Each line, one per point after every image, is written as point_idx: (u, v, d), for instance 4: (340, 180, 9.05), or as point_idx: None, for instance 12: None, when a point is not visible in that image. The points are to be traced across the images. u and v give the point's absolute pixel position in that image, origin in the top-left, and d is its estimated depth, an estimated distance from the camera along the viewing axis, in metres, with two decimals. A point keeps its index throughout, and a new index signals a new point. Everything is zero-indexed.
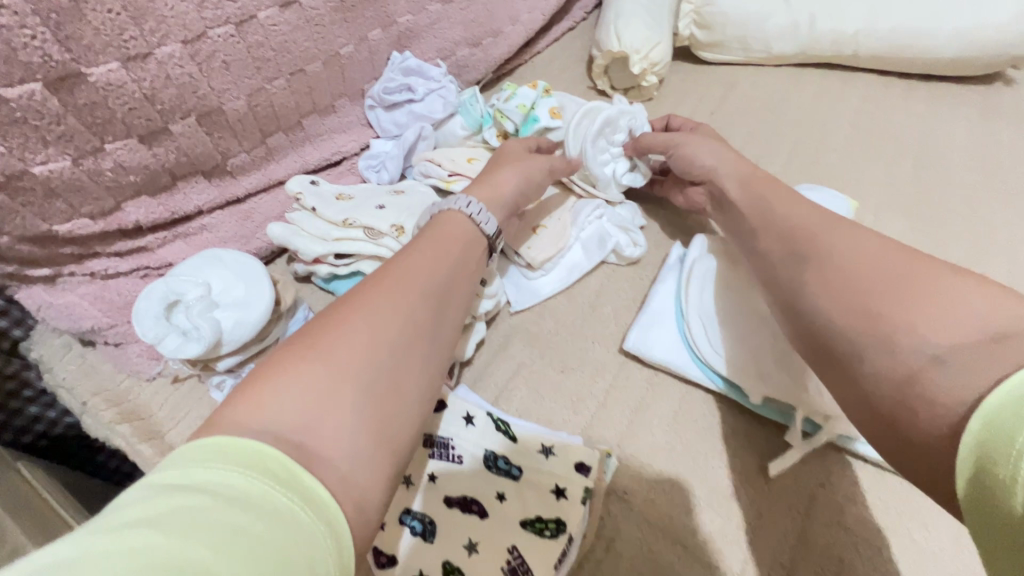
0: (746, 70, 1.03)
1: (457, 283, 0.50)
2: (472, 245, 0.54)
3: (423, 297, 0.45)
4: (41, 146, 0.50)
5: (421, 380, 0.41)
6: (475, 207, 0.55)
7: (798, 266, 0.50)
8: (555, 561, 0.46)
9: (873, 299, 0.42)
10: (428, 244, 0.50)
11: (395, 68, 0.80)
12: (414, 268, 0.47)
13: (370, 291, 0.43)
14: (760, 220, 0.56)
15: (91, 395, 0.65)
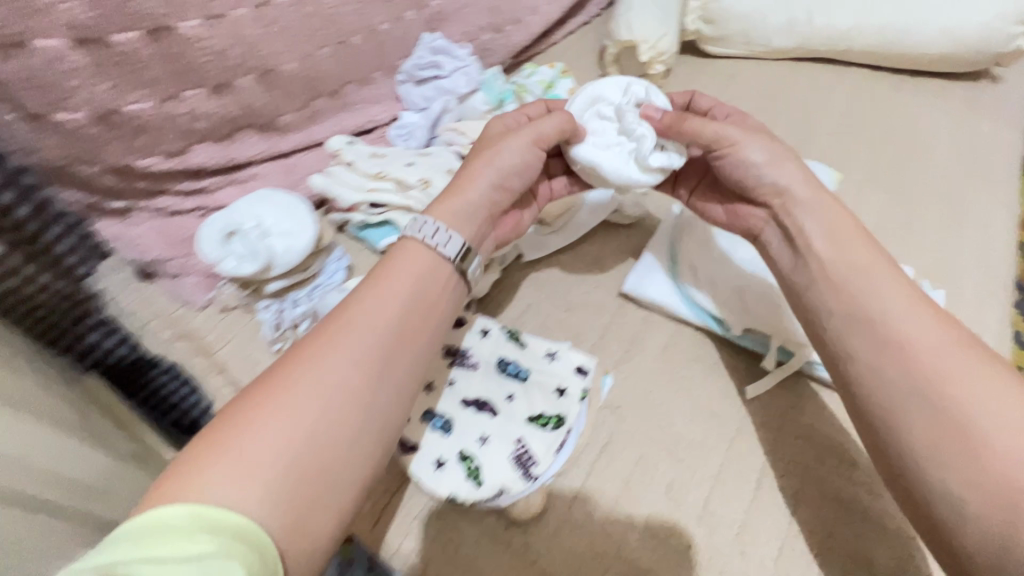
0: (746, 63, 1.11)
1: (397, 348, 0.50)
2: (427, 276, 0.53)
3: (356, 358, 0.47)
4: (135, 87, 0.59)
5: (348, 452, 0.45)
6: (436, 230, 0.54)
7: (898, 391, 0.49)
8: (555, 447, 0.54)
9: (994, 467, 0.43)
10: (368, 312, 0.50)
11: (424, 47, 0.89)
12: (345, 350, 0.47)
13: (294, 376, 0.45)
14: (850, 325, 0.52)
15: (150, 320, 0.72)
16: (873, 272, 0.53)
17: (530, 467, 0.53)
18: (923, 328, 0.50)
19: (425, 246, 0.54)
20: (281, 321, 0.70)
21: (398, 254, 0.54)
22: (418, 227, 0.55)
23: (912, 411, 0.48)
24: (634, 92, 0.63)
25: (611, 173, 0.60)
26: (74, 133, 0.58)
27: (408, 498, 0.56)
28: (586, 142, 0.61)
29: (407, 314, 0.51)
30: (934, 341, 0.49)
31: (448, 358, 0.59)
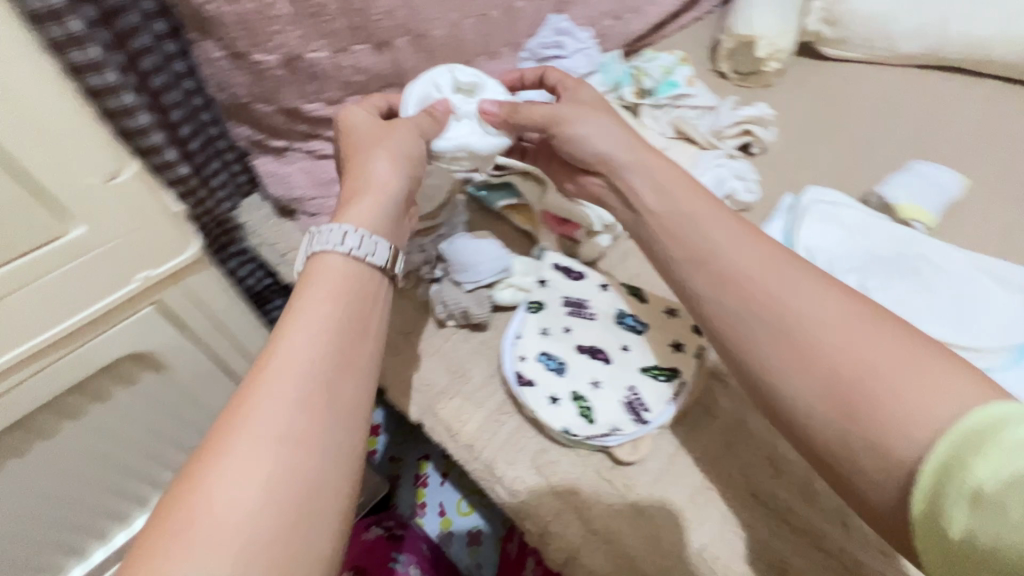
0: (866, 67, 1.09)
1: (340, 353, 0.49)
2: (351, 286, 0.53)
3: (303, 373, 0.46)
4: (316, 38, 0.67)
5: (322, 470, 0.43)
6: (356, 237, 0.54)
7: (753, 332, 0.46)
8: (668, 398, 0.58)
9: (854, 383, 0.41)
10: (299, 337, 0.48)
11: (550, 28, 0.93)
12: (279, 378, 0.45)
13: (234, 424, 0.43)
14: (692, 270, 0.52)
15: (289, 250, 0.82)
16: (699, 214, 0.53)
17: (641, 412, 0.57)
18: (754, 259, 0.49)
19: (342, 256, 0.53)
20: (411, 268, 0.73)
21: (312, 274, 0.52)
22: (335, 239, 0.53)
23: (764, 343, 0.46)
24: (446, 80, 0.66)
25: (481, 155, 0.65)
26: (261, 74, 0.68)
27: (514, 430, 0.63)
28: (442, 135, 0.64)
29: (343, 323, 0.50)
30: (767, 273, 0.48)
31: (567, 307, 0.64)
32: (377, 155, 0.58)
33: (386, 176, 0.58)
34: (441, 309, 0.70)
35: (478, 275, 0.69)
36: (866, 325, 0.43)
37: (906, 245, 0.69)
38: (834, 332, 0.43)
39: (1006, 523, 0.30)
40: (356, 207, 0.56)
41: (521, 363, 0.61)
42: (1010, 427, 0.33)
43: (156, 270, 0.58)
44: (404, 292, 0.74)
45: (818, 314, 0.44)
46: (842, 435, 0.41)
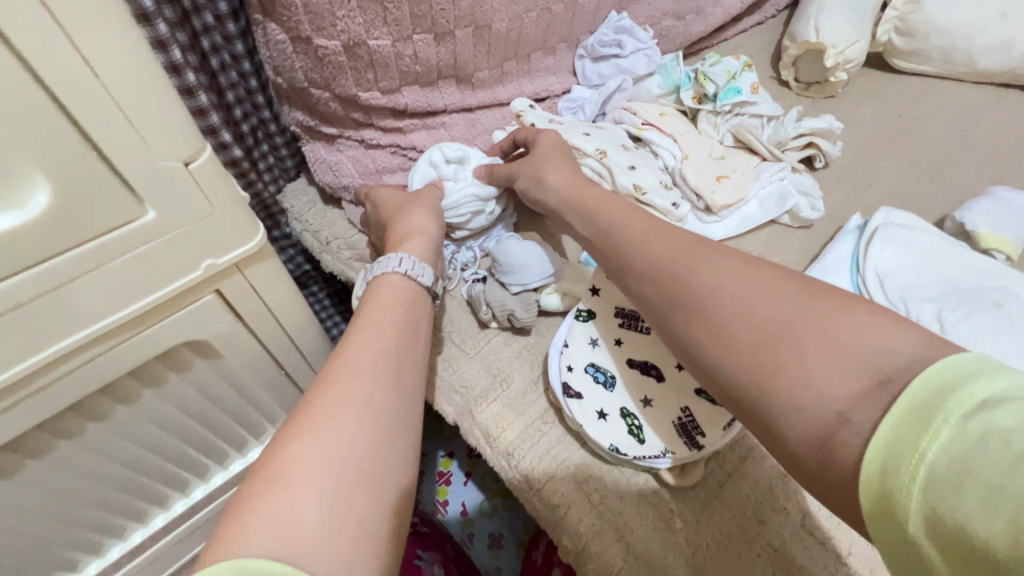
0: (940, 82, 1.03)
1: (407, 353, 0.48)
2: (414, 301, 0.53)
3: (374, 363, 0.45)
4: (381, 26, 0.65)
5: (392, 464, 0.41)
6: (408, 264, 0.55)
7: (668, 305, 0.45)
8: (724, 424, 0.54)
9: (768, 349, 0.37)
10: (370, 334, 0.47)
11: (609, 26, 0.90)
12: (354, 359, 0.45)
13: (316, 396, 0.41)
14: (616, 256, 0.51)
15: (333, 238, 0.81)
16: (624, 217, 0.54)
17: (696, 437, 0.54)
18: (664, 240, 0.48)
19: (399, 276, 0.54)
20: (458, 264, 0.73)
21: (376, 286, 0.53)
22: (389, 263, 0.55)
23: (679, 317, 0.43)
24: (438, 154, 0.72)
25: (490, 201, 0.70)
26: (324, 59, 0.66)
27: (556, 441, 0.61)
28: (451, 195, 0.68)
29: (411, 327, 0.50)
30: (677, 253, 0.46)
31: (620, 319, 0.61)
32: (412, 206, 0.63)
33: (421, 217, 0.62)
34: (485, 311, 0.68)
35: (525, 278, 0.67)
36: (773, 282, 0.40)
37: (986, 278, 0.64)
38: (738, 294, 0.40)
39: (961, 505, 0.24)
40: (408, 244, 0.58)
41: (568, 373, 0.59)
42: (967, 388, 0.27)
43: (221, 258, 0.51)
44: (448, 291, 0.73)
45: (726, 280, 0.42)
46: (761, 395, 0.37)
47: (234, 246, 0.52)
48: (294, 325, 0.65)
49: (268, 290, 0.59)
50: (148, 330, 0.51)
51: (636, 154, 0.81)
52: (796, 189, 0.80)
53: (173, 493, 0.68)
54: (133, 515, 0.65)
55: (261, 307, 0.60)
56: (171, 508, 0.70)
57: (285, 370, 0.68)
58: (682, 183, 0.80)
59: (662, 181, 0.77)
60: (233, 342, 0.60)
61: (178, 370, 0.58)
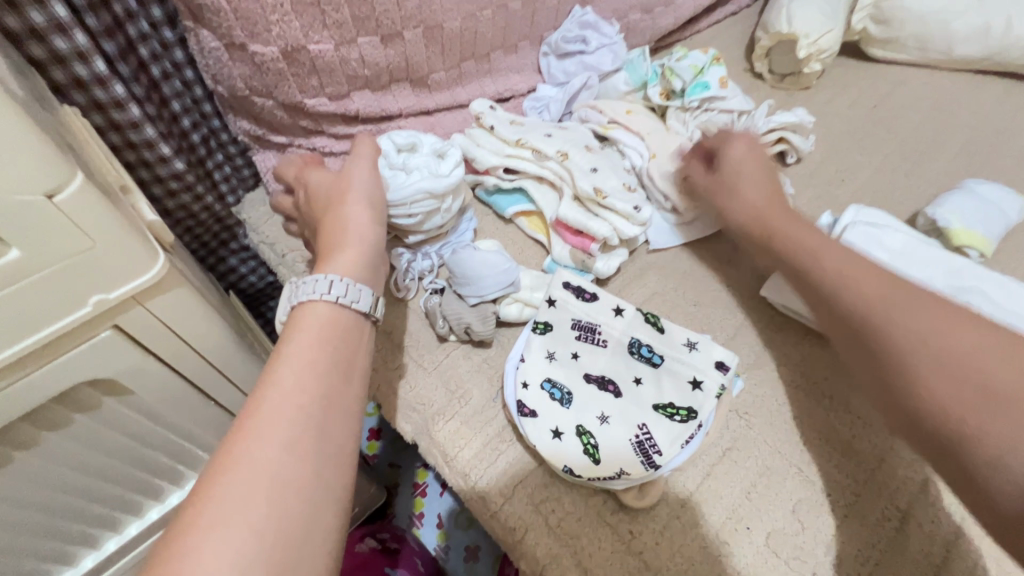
0: (917, 71, 1.00)
1: (333, 399, 0.44)
2: (344, 332, 0.49)
3: (289, 418, 0.41)
4: (320, 28, 0.62)
5: (310, 535, 0.38)
6: (339, 287, 0.50)
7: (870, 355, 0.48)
8: (681, 440, 0.52)
9: (973, 401, 0.40)
10: (286, 381, 0.43)
11: (573, 21, 0.87)
12: (268, 418, 0.41)
13: (222, 469, 0.39)
14: (812, 296, 0.54)
15: (289, 250, 0.78)
16: (822, 253, 0.54)
17: (653, 455, 0.51)
18: (866, 286, 0.49)
19: (329, 304, 0.50)
20: (415, 273, 0.70)
21: (296, 322, 0.49)
22: (310, 286, 0.50)
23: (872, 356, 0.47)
24: (388, 144, 0.66)
25: (442, 193, 0.64)
26: (261, 66, 0.63)
27: (514, 460, 0.58)
28: (404, 187, 0.62)
29: (338, 365, 0.46)
30: (869, 287, 0.49)
31: (576, 332, 0.58)
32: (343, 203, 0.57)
33: (355, 213, 0.56)
34: (442, 324, 0.65)
35: (481, 289, 0.65)
36: (994, 347, 0.42)
37: (958, 277, 0.62)
38: (933, 339, 0.44)
39: None
40: (335, 257, 0.53)
41: (523, 391, 0.56)
42: None
43: (113, 293, 0.46)
44: (405, 302, 0.70)
45: (923, 326, 0.45)
46: (966, 456, 0.40)
47: (125, 280, 0.47)
48: (223, 349, 0.62)
49: (181, 320, 0.55)
50: (37, 373, 0.46)
51: (601, 154, 0.78)
52: None
53: (112, 527, 0.65)
54: (65, 556, 0.62)
55: (176, 337, 0.56)
56: (105, 546, 0.66)
57: (225, 392, 0.65)
58: (648, 183, 0.77)
59: (625, 182, 0.74)
60: (153, 374, 0.57)
61: (112, 397, 0.55)
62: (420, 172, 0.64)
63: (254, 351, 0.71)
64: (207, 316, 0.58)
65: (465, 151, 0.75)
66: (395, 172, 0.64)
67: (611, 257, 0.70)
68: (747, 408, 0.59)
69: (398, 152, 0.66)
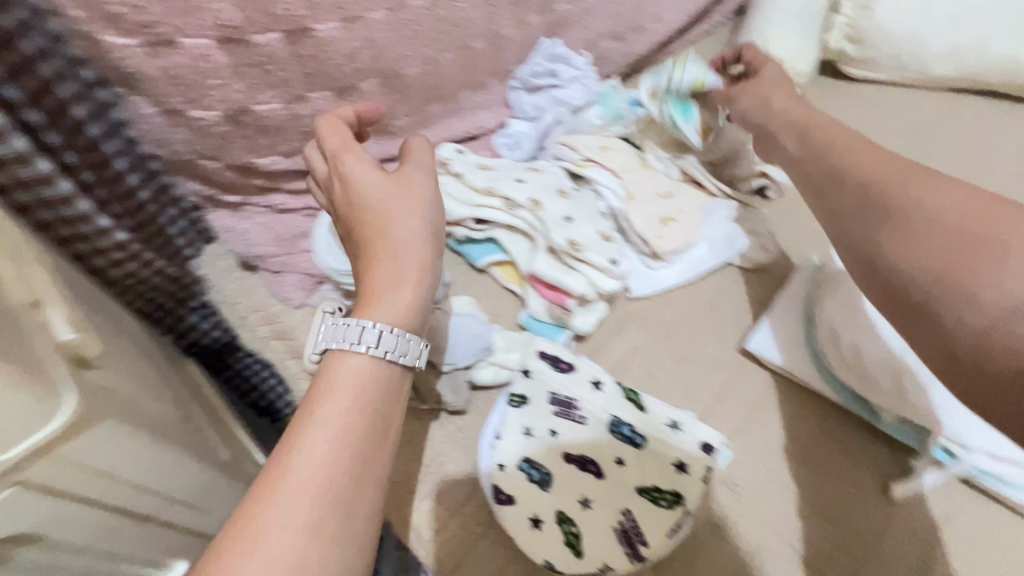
0: (892, 90, 0.98)
1: (368, 473, 0.39)
2: (380, 389, 0.42)
3: (315, 500, 0.36)
4: (267, 88, 0.58)
5: None
6: (389, 340, 0.43)
7: (860, 210, 0.49)
8: (668, 529, 0.49)
9: (971, 247, 0.41)
10: (313, 449, 0.38)
11: (542, 52, 0.83)
12: (291, 498, 0.36)
13: (236, 555, 0.34)
14: (818, 177, 0.55)
15: (248, 312, 0.74)
16: (838, 145, 0.55)
17: (638, 546, 0.48)
18: (868, 156, 0.51)
19: (367, 357, 0.42)
20: None
21: (328, 372, 0.42)
22: (353, 333, 0.42)
23: (863, 218, 0.48)
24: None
25: None
26: (203, 130, 0.59)
27: (493, 543, 0.55)
28: None
29: (374, 428, 0.40)
30: (877, 161, 0.50)
31: (553, 406, 0.55)
32: (404, 224, 0.48)
33: (417, 240, 0.48)
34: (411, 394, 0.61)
35: (454, 356, 0.61)
36: (994, 208, 0.42)
37: None
38: (932, 200, 0.45)
39: None
40: (386, 295, 0.46)
41: (499, 473, 0.52)
42: None
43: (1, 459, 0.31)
44: None
45: (927, 193, 0.45)
46: (947, 304, 0.41)
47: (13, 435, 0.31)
48: (194, 482, 0.50)
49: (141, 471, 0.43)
50: None
51: (575, 199, 0.75)
52: (745, 230, 0.73)
53: None
54: None
55: (137, 491, 0.43)
56: None
57: None
58: (626, 229, 0.73)
59: (601, 231, 0.70)
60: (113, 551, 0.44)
61: None
62: None
63: (229, 453, 0.60)
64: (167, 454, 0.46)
65: None
66: None
67: (589, 311, 0.67)
68: (736, 477, 0.56)
69: None
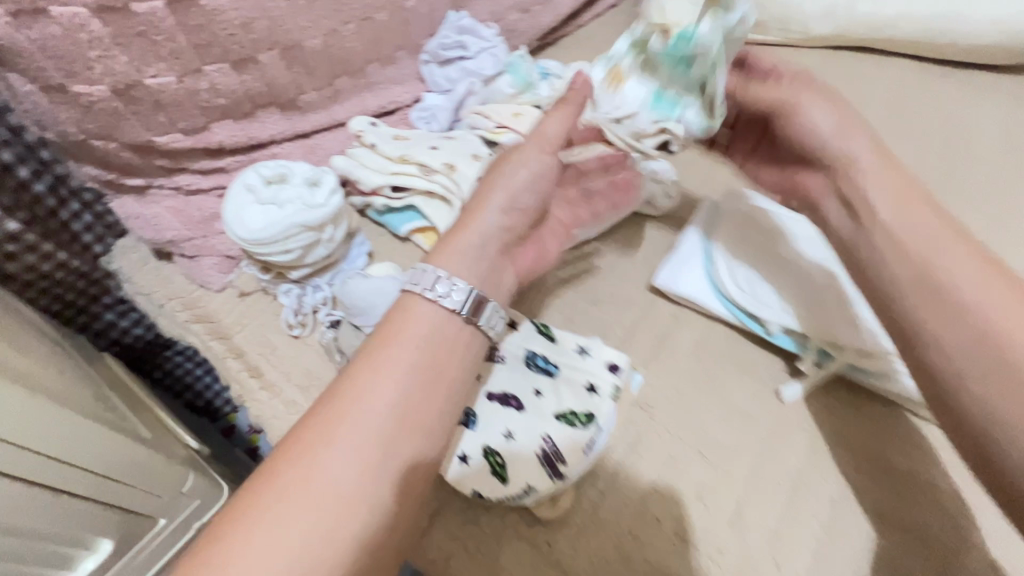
0: (782, 51, 1.05)
1: (437, 389, 0.46)
2: (450, 324, 0.48)
3: (395, 396, 0.44)
4: (155, 61, 0.58)
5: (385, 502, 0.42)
6: (443, 284, 0.48)
7: (950, 334, 0.44)
8: (584, 446, 0.52)
9: None
10: (394, 361, 0.45)
11: (450, 26, 0.86)
12: (370, 391, 0.43)
13: (329, 424, 0.42)
14: (902, 266, 0.49)
15: (165, 300, 0.69)
16: (941, 244, 0.48)
17: (558, 465, 0.51)
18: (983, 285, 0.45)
19: (431, 302, 0.48)
20: (306, 307, 0.67)
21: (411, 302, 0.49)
22: (429, 277, 0.49)
23: (968, 363, 0.43)
24: (253, 177, 0.61)
25: (319, 224, 0.60)
26: (91, 107, 0.57)
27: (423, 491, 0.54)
28: (274, 221, 0.59)
29: (445, 355, 0.47)
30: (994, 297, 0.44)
31: None
32: (495, 192, 0.56)
33: (494, 213, 0.56)
34: (340, 358, 0.64)
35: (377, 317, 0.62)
36: None
37: None
38: None
39: None
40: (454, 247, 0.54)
41: None
42: None
43: None
44: (304, 339, 0.68)
45: None
46: None
47: None
48: (134, 458, 0.50)
49: (60, 442, 0.42)
50: None
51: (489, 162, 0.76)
52: None
53: None
54: None
55: (59, 463, 0.42)
56: None
57: None
58: None
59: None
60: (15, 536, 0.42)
61: None
62: (292, 201, 0.60)
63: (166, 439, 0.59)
64: (90, 428, 0.45)
65: (347, 173, 0.73)
66: (264, 206, 0.60)
67: None
68: (653, 401, 0.59)
69: (274, 177, 0.62)
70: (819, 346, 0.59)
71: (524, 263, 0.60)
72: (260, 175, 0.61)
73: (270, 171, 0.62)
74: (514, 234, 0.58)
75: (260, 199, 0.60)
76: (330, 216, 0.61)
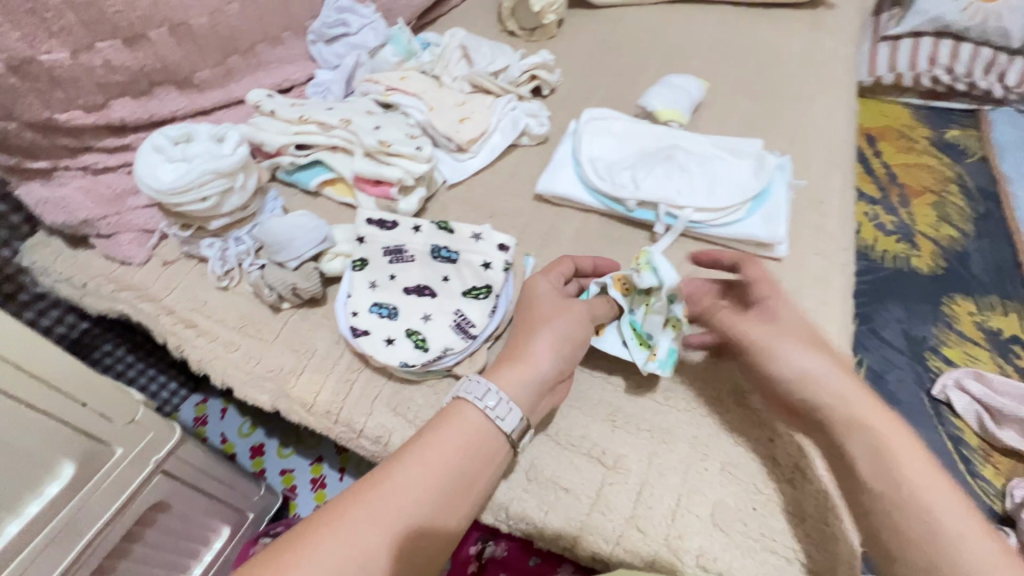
0: (629, 9, 1.22)
1: (454, 502, 0.48)
2: (484, 443, 0.51)
3: (419, 500, 0.47)
4: (48, 37, 0.63)
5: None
6: (500, 404, 0.51)
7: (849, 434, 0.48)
8: (490, 309, 0.63)
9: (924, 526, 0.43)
10: (426, 462, 0.48)
11: (330, 7, 0.95)
12: (398, 485, 0.47)
13: (358, 504, 0.46)
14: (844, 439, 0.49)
15: (89, 278, 0.74)
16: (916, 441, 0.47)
17: (469, 328, 0.62)
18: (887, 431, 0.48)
19: (481, 411, 0.52)
20: (228, 257, 0.72)
21: (450, 411, 0.52)
22: (482, 392, 0.52)
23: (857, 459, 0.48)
24: (161, 139, 0.67)
25: (230, 170, 0.67)
26: None
27: (366, 383, 0.65)
28: (187, 170, 0.65)
29: (471, 477, 0.50)
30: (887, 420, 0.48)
31: (386, 257, 0.67)
32: (546, 332, 0.56)
33: (549, 357, 0.55)
34: (269, 293, 0.69)
35: (296, 250, 0.69)
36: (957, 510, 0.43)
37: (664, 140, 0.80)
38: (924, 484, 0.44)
39: None
40: (509, 372, 0.54)
41: (354, 318, 0.63)
42: None
43: None
44: (233, 289, 0.73)
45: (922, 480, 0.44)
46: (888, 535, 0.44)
47: None
48: (89, 380, 0.55)
49: None
50: None
51: (381, 116, 0.85)
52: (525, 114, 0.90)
53: None
54: None
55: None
56: None
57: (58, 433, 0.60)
58: (432, 132, 0.86)
59: (407, 133, 0.82)
60: None
61: None
62: (201, 153, 0.67)
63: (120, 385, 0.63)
64: (25, 334, 0.49)
65: (251, 138, 0.79)
66: (175, 162, 0.66)
67: (411, 196, 0.78)
68: None
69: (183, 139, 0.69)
70: (666, 211, 0.73)
71: (561, 395, 0.58)
72: (167, 139, 0.68)
73: (177, 133, 0.68)
74: (561, 376, 0.57)
75: (171, 157, 0.66)
76: (241, 162, 0.68)
